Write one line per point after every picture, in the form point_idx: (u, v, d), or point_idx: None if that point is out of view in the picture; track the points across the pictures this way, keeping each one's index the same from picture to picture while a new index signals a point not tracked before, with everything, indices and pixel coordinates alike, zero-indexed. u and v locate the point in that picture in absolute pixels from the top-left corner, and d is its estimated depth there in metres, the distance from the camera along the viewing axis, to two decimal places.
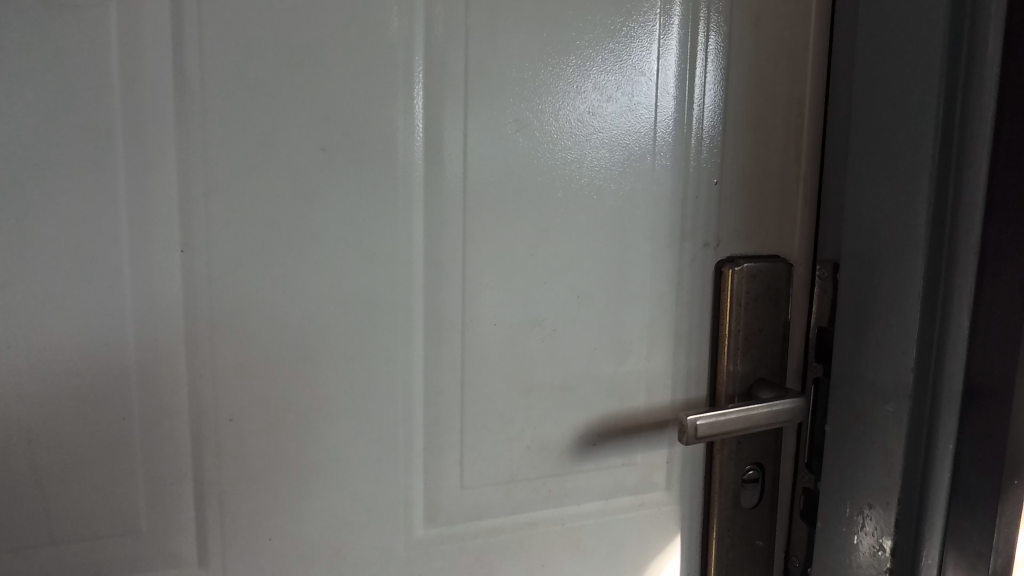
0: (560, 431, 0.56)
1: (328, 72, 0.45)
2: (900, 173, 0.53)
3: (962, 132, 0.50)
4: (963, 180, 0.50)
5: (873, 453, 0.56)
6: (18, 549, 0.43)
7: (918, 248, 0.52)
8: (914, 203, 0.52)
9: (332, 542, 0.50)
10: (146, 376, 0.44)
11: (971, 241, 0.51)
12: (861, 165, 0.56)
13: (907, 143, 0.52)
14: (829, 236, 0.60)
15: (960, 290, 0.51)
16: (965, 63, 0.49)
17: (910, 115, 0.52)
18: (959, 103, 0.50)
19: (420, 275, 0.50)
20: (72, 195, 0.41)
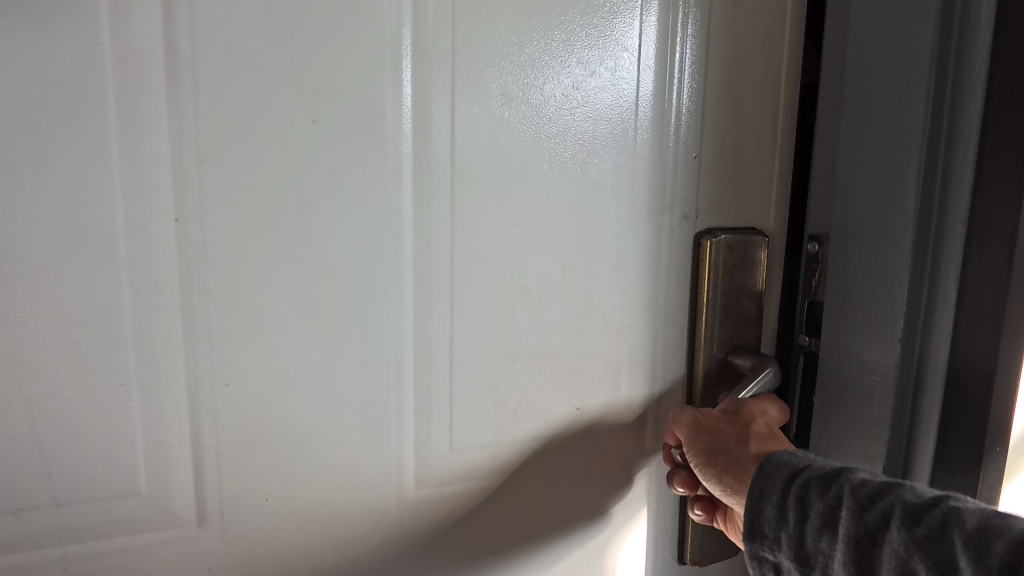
0: (546, 397, 0.58)
1: (319, 46, 0.46)
2: (892, 145, 0.55)
3: (953, 103, 0.52)
4: (954, 151, 0.53)
5: (862, 424, 0.59)
6: (21, 512, 0.44)
7: (907, 220, 0.55)
8: (904, 176, 0.54)
9: (326, 504, 0.52)
10: (143, 343, 0.45)
11: (960, 211, 0.53)
12: (854, 137, 0.57)
13: (899, 115, 0.54)
14: (820, 210, 0.60)
15: (948, 261, 0.54)
16: (955, 36, 0.52)
17: (902, 89, 0.54)
18: (951, 75, 0.52)
19: (410, 245, 0.51)
20: (66, 164, 0.42)
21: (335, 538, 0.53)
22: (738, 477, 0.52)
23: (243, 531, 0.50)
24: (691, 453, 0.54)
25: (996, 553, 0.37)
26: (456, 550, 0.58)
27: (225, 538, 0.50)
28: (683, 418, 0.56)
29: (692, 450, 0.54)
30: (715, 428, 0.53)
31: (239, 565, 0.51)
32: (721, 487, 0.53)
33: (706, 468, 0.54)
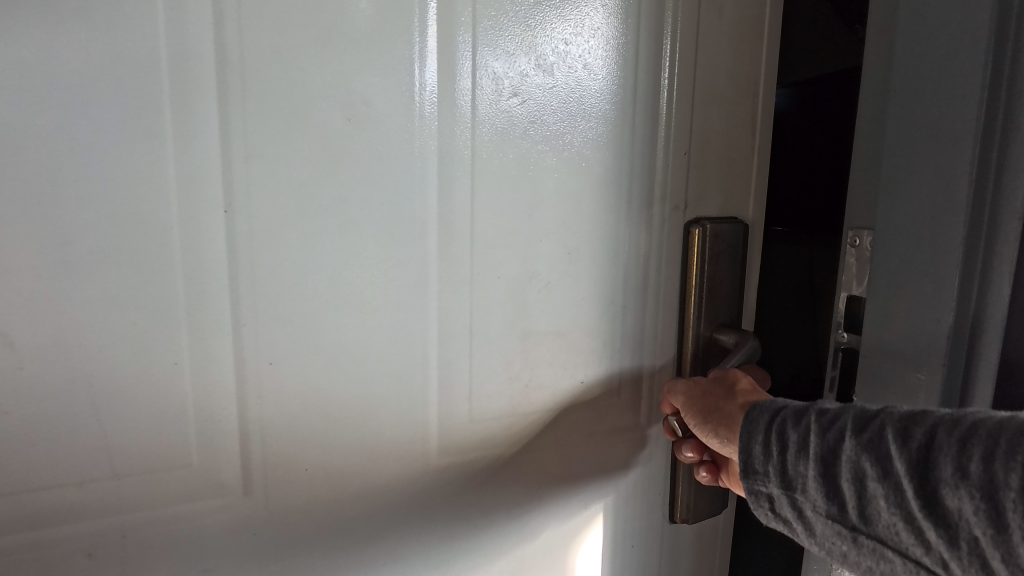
0: (555, 372, 0.64)
1: (354, 51, 0.50)
2: (943, 137, 0.54)
3: (1009, 94, 0.52)
4: (1009, 144, 0.52)
5: None
6: (83, 483, 0.47)
7: (958, 213, 0.54)
8: (956, 168, 0.54)
9: (359, 472, 0.57)
10: (195, 326, 0.49)
11: (1015, 207, 0.54)
12: (905, 130, 0.57)
13: (951, 109, 0.54)
14: (860, 206, 0.61)
15: (1002, 256, 0.54)
16: (1011, 31, 0.51)
17: (953, 79, 0.53)
18: (1007, 66, 0.51)
19: (434, 234, 0.56)
20: (125, 160, 0.45)
21: (367, 504, 0.58)
22: (730, 427, 0.55)
23: (285, 498, 0.54)
24: (688, 415, 0.60)
25: (922, 438, 0.41)
26: (473, 513, 0.63)
27: (267, 504, 0.54)
28: (677, 387, 0.62)
29: (689, 411, 0.59)
30: (705, 387, 0.59)
31: (279, 530, 0.55)
32: (718, 441, 0.57)
33: (701, 426, 0.58)
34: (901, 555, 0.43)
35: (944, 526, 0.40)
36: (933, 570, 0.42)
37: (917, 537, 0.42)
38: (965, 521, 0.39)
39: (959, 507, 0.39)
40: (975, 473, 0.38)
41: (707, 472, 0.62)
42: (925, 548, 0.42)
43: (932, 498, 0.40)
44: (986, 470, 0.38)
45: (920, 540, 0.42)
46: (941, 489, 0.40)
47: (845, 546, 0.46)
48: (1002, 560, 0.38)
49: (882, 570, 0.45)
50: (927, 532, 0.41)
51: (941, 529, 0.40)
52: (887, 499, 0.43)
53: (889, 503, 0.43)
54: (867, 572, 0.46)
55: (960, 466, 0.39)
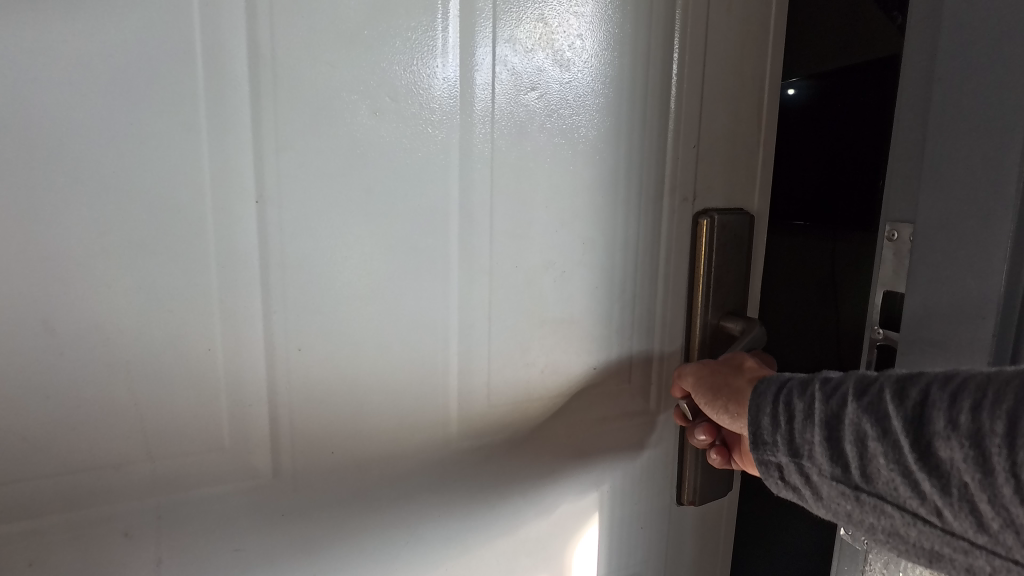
0: (569, 358, 0.66)
1: (380, 46, 0.52)
2: (989, 129, 0.53)
3: None
4: None
5: None
6: (120, 466, 0.49)
7: (1006, 208, 0.53)
8: (1005, 160, 0.53)
9: (382, 454, 0.59)
10: (228, 313, 0.50)
11: None
12: (944, 118, 0.56)
13: (1000, 99, 0.52)
14: (901, 198, 0.61)
15: None
16: None
17: (1003, 69, 0.52)
18: None
19: (455, 224, 0.57)
20: (161, 152, 0.46)
21: (389, 486, 0.60)
22: (738, 400, 0.56)
23: (311, 480, 0.56)
24: (698, 394, 0.61)
25: (917, 395, 0.42)
26: (491, 495, 0.65)
27: (295, 485, 0.56)
28: (687, 370, 0.64)
29: (698, 390, 0.61)
30: (713, 366, 0.61)
31: (306, 511, 0.57)
32: (729, 417, 0.58)
33: (712, 403, 0.59)
34: (900, 509, 0.44)
35: (938, 477, 0.41)
36: (931, 520, 0.43)
37: (915, 490, 0.42)
38: (955, 470, 0.40)
39: (950, 457, 0.40)
40: (964, 423, 0.39)
41: (718, 454, 0.64)
42: (922, 500, 0.42)
43: (926, 450, 0.41)
44: (974, 420, 0.39)
45: (917, 493, 0.42)
46: (934, 441, 0.41)
47: (849, 506, 0.46)
48: (990, 503, 0.39)
49: (885, 527, 0.45)
50: (923, 483, 0.42)
51: (935, 479, 0.41)
52: (885, 456, 0.43)
53: (888, 460, 0.43)
54: (870, 529, 0.46)
55: (951, 419, 0.40)
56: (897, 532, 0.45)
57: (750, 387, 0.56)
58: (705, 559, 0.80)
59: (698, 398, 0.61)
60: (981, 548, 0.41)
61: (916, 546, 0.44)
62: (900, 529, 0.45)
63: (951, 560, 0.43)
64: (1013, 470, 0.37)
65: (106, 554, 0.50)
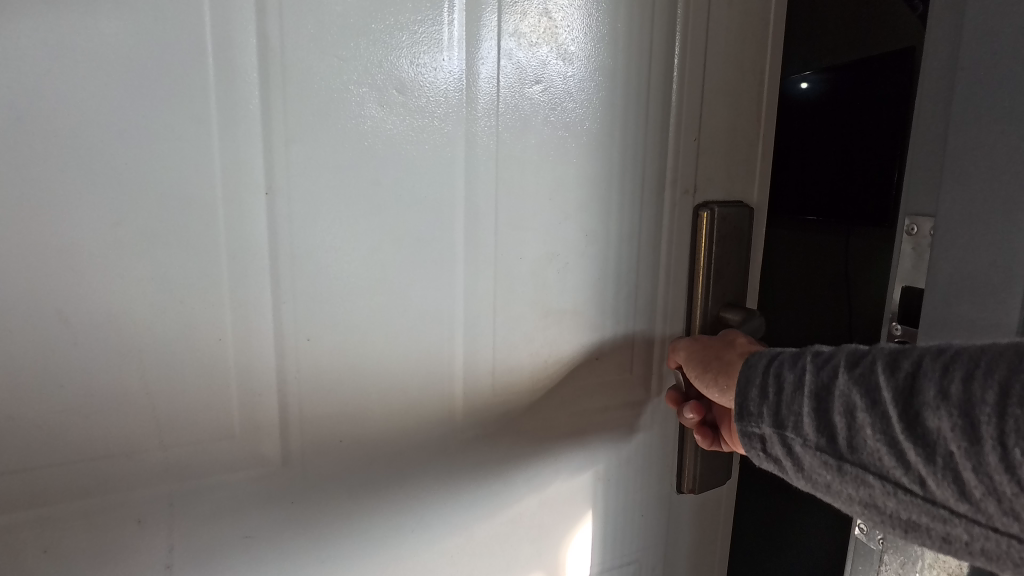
0: (572, 348, 0.67)
1: (387, 40, 0.53)
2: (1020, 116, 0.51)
3: None
4: None
5: None
6: (133, 453, 0.50)
7: None
8: None
9: (389, 443, 0.60)
10: (239, 303, 0.51)
11: None
12: (970, 111, 0.54)
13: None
14: (920, 192, 0.58)
15: None
16: None
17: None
18: None
19: (461, 216, 0.58)
20: (172, 144, 0.47)
21: (396, 474, 0.61)
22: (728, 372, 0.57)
23: (319, 468, 0.57)
24: (689, 368, 0.62)
25: (909, 366, 0.41)
26: (495, 484, 0.66)
27: (303, 474, 0.56)
28: (681, 345, 0.65)
29: (690, 363, 0.62)
30: (709, 342, 0.62)
31: (314, 499, 0.57)
32: (718, 391, 0.58)
33: (703, 375, 0.60)
34: (882, 481, 0.43)
35: (923, 446, 0.40)
36: (911, 491, 0.42)
37: (899, 459, 0.42)
38: (942, 438, 0.39)
39: (937, 425, 0.39)
40: (955, 392, 0.39)
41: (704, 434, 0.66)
42: (905, 470, 0.42)
43: (914, 419, 0.40)
44: (965, 389, 0.38)
45: (900, 463, 0.42)
46: (922, 409, 0.40)
47: (830, 477, 0.45)
48: (974, 471, 0.38)
49: (864, 498, 0.44)
50: (906, 453, 0.41)
51: (920, 448, 0.40)
52: (872, 425, 0.42)
53: (874, 430, 0.42)
54: (848, 501, 0.45)
55: (942, 388, 0.39)
56: (874, 504, 0.44)
57: (741, 359, 0.57)
58: (704, 546, 0.81)
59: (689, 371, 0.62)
60: (960, 519, 0.40)
61: (893, 518, 0.44)
62: (878, 501, 0.44)
63: (927, 532, 0.43)
64: (1001, 438, 0.37)
65: (117, 540, 0.50)
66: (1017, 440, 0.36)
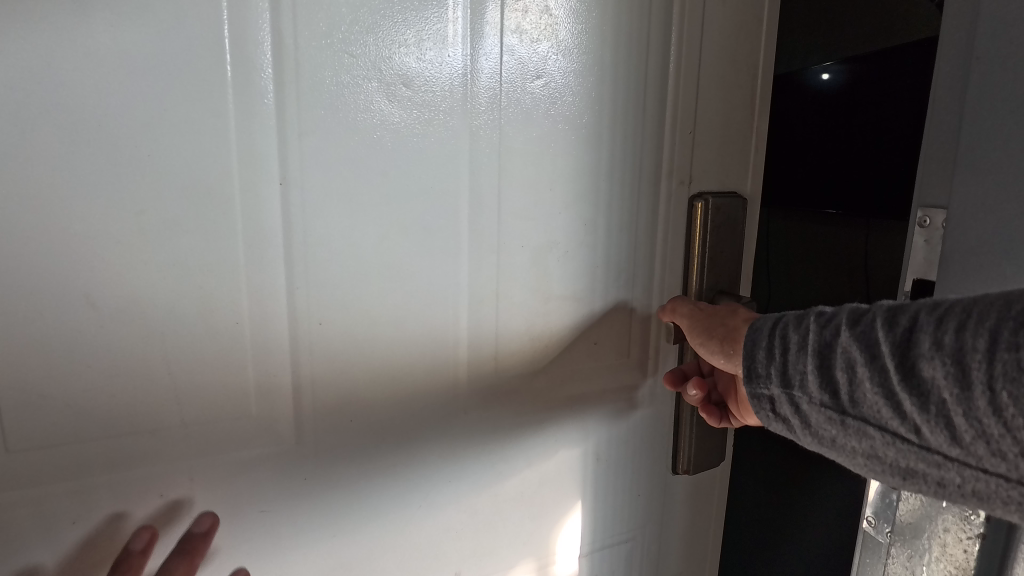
0: (571, 333, 0.70)
1: (393, 36, 0.55)
2: None
3: None
4: None
5: None
6: (156, 431, 0.52)
7: None
8: None
9: (397, 422, 0.62)
10: (255, 288, 0.53)
11: None
12: (982, 105, 0.52)
13: None
14: (931, 184, 0.57)
15: None
16: None
17: None
18: None
19: (465, 206, 0.61)
20: (192, 135, 0.49)
21: (403, 452, 0.63)
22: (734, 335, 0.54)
23: (331, 446, 0.60)
24: (694, 337, 0.60)
25: (907, 320, 0.40)
26: (498, 463, 0.69)
27: (316, 451, 0.59)
28: (684, 313, 0.63)
29: (696, 331, 0.60)
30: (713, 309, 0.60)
31: (325, 475, 0.60)
32: (723, 356, 0.56)
33: (707, 341, 0.58)
34: (883, 432, 0.42)
35: (918, 395, 0.40)
36: (908, 439, 0.41)
37: (896, 410, 0.41)
38: (935, 387, 0.39)
39: (931, 375, 0.39)
40: (949, 342, 0.38)
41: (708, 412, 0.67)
42: (902, 420, 0.41)
43: (909, 370, 0.40)
44: (958, 339, 0.38)
45: (898, 413, 0.41)
46: (918, 360, 0.39)
47: (834, 431, 0.44)
48: (964, 416, 0.38)
49: (865, 450, 0.43)
50: (904, 403, 0.40)
51: (915, 398, 0.40)
52: (871, 379, 0.41)
53: (873, 383, 0.41)
54: (850, 453, 0.44)
55: (937, 339, 0.38)
56: (876, 454, 0.43)
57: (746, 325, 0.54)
58: (699, 525, 0.84)
59: (695, 338, 0.60)
60: (954, 462, 0.40)
61: (892, 467, 0.43)
62: (879, 452, 0.43)
63: (924, 478, 0.42)
64: (990, 384, 0.36)
65: (141, 513, 0.53)
66: (1006, 384, 0.36)
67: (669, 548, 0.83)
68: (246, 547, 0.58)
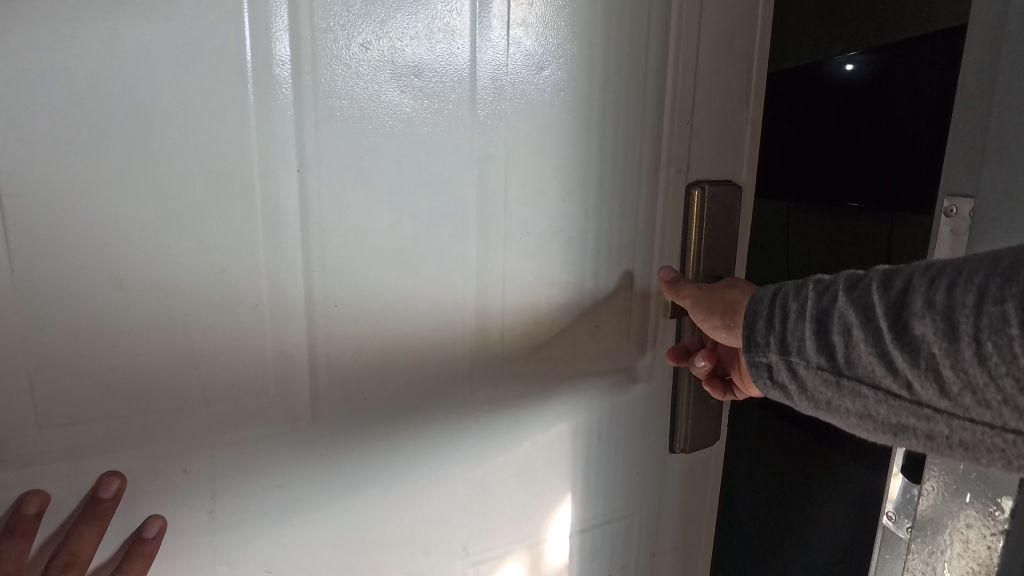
0: (574, 315, 0.72)
1: (406, 30, 0.57)
2: None
3: None
4: None
5: None
6: (180, 408, 0.55)
7: None
8: None
9: (408, 401, 0.65)
10: (274, 272, 0.56)
11: None
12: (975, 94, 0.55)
13: None
14: (960, 170, 0.54)
15: None
16: None
17: None
18: None
19: (475, 192, 0.63)
20: (214, 124, 0.51)
21: (413, 428, 0.66)
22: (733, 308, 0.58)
23: (345, 423, 0.62)
24: (696, 313, 0.63)
25: (901, 283, 0.43)
26: (503, 439, 0.72)
27: (330, 427, 0.62)
28: (685, 290, 0.66)
29: (696, 308, 0.63)
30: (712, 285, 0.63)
31: (340, 450, 0.63)
32: (725, 330, 0.59)
33: (708, 317, 0.61)
34: (877, 391, 0.45)
35: (909, 352, 0.42)
36: (900, 396, 0.44)
37: (889, 368, 0.43)
38: (925, 343, 0.41)
39: (922, 332, 0.41)
40: (939, 300, 0.41)
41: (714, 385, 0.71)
42: (894, 377, 0.43)
43: (901, 329, 0.42)
44: (948, 296, 0.40)
45: (890, 371, 0.43)
46: (910, 319, 0.42)
47: (830, 393, 0.47)
48: (952, 368, 0.41)
49: (859, 410, 0.46)
50: (895, 360, 0.43)
51: (906, 355, 0.42)
52: (866, 340, 0.44)
53: (867, 344, 0.44)
54: (845, 414, 0.47)
55: (928, 298, 0.41)
56: (870, 413, 0.46)
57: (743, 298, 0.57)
58: (695, 502, 0.88)
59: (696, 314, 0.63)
60: (942, 414, 0.42)
61: (883, 424, 0.46)
62: (872, 411, 0.45)
63: (914, 433, 0.45)
64: (976, 335, 0.39)
65: (167, 486, 0.56)
66: (990, 335, 0.39)
67: (666, 523, 0.87)
68: (264, 521, 0.61)
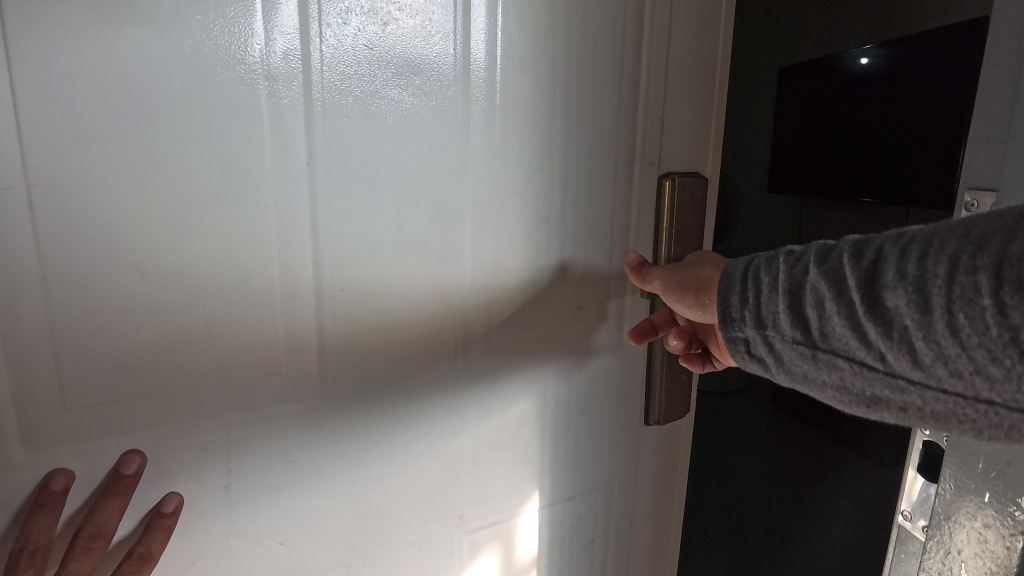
0: (559, 297, 0.78)
1: (406, 31, 0.61)
2: None
3: None
4: None
5: None
6: (197, 389, 0.58)
7: None
8: None
9: (408, 379, 0.70)
10: (285, 259, 0.59)
11: None
12: None
13: None
14: (981, 167, 0.58)
15: None
16: None
17: None
18: None
19: (471, 183, 0.68)
20: (228, 118, 0.54)
21: (413, 405, 0.71)
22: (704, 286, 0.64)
23: (351, 401, 0.66)
24: (668, 294, 0.69)
25: (871, 254, 0.46)
26: (494, 414, 0.77)
27: (338, 404, 0.66)
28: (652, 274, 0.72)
29: (667, 289, 0.69)
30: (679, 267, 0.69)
31: (347, 426, 0.67)
32: (699, 306, 0.65)
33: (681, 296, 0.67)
34: (852, 361, 0.48)
35: (882, 323, 0.45)
36: (873, 367, 0.47)
37: (862, 340, 0.47)
38: (899, 315, 0.44)
39: (895, 304, 0.44)
40: (911, 271, 0.44)
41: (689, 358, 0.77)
42: (868, 349, 0.47)
43: (874, 300, 0.45)
44: (920, 267, 0.43)
45: (864, 343, 0.47)
46: (882, 291, 0.45)
47: (806, 365, 0.50)
48: (924, 339, 0.44)
49: (835, 382, 0.50)
50: (869, 332, 0.46)
51: (880, 326, 0.46)
52: (839, 312, 0.47)
53: (841, 316, 0.47)
54: (822, 385, 0.51)
55: (899, 269, 0.44)
56: (845, 385, 0.49)
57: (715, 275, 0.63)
58: (668, 471, 0.95)
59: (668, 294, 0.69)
60: (914, 386, 0.46)
61: (858, 397, 0.49)
62: (846, 382, 0.49)
63: (886, 404, 0.48)
64: (949, 306, 0.42)
65: (185, 464, 0.59)
66: (961, 306, 0.42)
67: (641, 491, 0.93)
68: (275, 496, 0.64)
